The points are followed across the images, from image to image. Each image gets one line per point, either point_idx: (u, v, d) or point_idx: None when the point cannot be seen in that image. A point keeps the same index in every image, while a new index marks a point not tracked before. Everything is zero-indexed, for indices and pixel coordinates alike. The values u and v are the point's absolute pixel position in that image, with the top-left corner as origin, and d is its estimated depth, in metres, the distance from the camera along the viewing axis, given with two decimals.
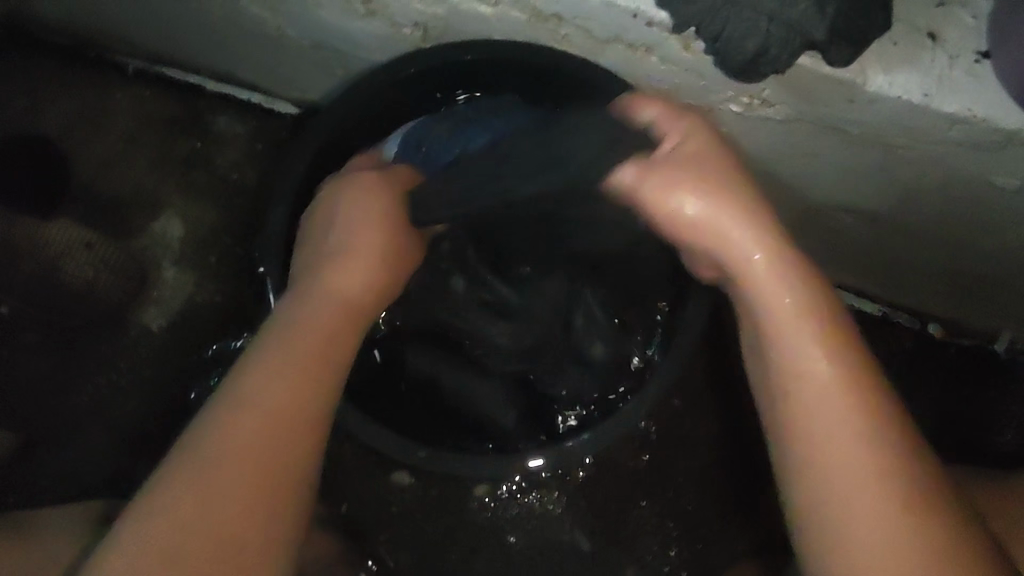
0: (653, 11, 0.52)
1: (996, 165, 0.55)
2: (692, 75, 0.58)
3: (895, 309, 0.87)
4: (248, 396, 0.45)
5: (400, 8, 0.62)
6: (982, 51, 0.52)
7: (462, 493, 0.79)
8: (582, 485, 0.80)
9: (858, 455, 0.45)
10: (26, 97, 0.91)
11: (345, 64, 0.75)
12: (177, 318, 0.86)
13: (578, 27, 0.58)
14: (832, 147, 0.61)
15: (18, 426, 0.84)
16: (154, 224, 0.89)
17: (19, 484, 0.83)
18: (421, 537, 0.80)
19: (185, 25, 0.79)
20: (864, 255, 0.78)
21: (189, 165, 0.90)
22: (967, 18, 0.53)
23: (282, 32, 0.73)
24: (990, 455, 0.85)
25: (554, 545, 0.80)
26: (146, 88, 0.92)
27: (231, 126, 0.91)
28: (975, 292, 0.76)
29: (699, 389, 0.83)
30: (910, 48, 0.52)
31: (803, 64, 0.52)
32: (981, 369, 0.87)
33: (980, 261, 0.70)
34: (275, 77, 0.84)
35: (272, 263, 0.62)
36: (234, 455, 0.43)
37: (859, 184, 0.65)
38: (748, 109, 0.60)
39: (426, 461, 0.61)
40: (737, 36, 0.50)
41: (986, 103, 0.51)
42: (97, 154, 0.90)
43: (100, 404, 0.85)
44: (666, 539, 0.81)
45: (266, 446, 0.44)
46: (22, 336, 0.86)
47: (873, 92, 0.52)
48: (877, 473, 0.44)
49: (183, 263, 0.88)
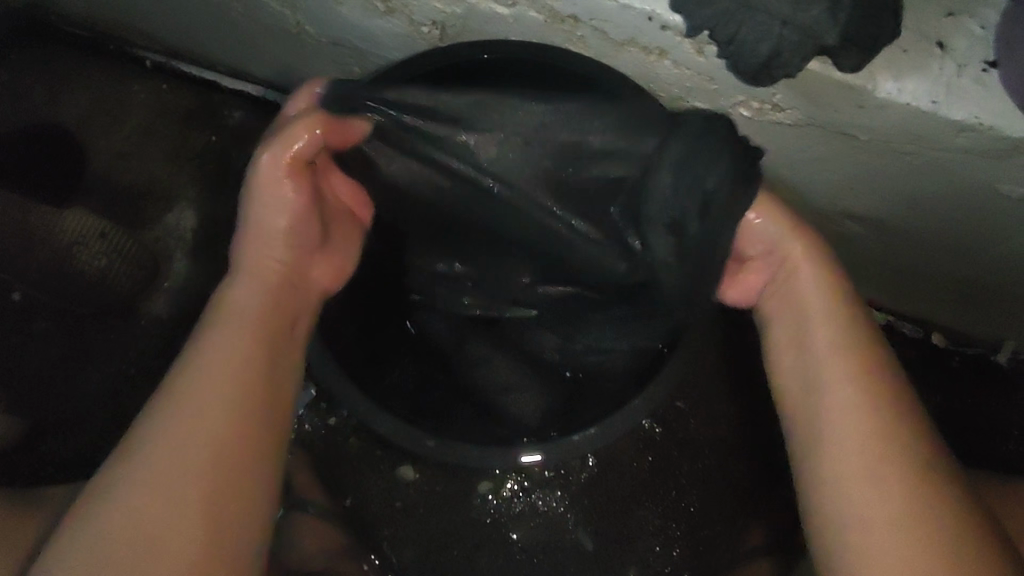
0: (668, 15, 0.53)
1: (1002, 173, 0.56)
2: (704, 79, 0.59)
3: (898, 317, 0.88)
4: (193, 387, 0.49)
5: (419, 6, 0.63)
6: (990, 61, 0.53)
7: (466, 489, 0.80)
8: (587, 483, 0.81)
9: (861, 456, 0.48)
10: (45, 88, 0.92)
11: (361, 62, 0.76)
12: (188, 309, 0.87)
13: (594, 29, 0.59)
14: (841, 152, 0.62)
15: (27, 412, 0.85)
16: (168, 216, 0.90)
17: (24, 469, 0.83)
18: (424, 532, 0.80)
19: (204, 20, 0.80)
20: (868, 262, 0.79)
21: (203, 159, 0.91)
22: (975, 28, 0.54)
23: (301, 29, 0.74)
24: (995, 463, 0.85)
25: (557, 543, 0.81)
26: (163, 83, 0.93)
27: (246, 121, 0.92)
28: (977, 301, 0.77)
29: (702, 393, 0.84)
30: (919, 56, 0.53)
31: (814, 69, 0.53)
32: (982, 378, 0.87)
33: (983, 269, 0.71)
34: (291, 74, 0.86)
35: None
36: (187, 442, 0.47)
37: (864, 192, 0.66)
38: (758, 114, 0.61)
39: (436, 449, 0.62)
40: (750, 40, 0.51)
41: (993, 111, 0.52)
42: (113, 146, 0.92)
43: (109, 391, 0.85)
44: (667, 539, 0.81)
45: (202, 435, 0.48)
46: (34, 324, 0.87)
47: (882, 98, 0.53)
48: (900, 485, 0.46)
49: (195, 255, 0.89)
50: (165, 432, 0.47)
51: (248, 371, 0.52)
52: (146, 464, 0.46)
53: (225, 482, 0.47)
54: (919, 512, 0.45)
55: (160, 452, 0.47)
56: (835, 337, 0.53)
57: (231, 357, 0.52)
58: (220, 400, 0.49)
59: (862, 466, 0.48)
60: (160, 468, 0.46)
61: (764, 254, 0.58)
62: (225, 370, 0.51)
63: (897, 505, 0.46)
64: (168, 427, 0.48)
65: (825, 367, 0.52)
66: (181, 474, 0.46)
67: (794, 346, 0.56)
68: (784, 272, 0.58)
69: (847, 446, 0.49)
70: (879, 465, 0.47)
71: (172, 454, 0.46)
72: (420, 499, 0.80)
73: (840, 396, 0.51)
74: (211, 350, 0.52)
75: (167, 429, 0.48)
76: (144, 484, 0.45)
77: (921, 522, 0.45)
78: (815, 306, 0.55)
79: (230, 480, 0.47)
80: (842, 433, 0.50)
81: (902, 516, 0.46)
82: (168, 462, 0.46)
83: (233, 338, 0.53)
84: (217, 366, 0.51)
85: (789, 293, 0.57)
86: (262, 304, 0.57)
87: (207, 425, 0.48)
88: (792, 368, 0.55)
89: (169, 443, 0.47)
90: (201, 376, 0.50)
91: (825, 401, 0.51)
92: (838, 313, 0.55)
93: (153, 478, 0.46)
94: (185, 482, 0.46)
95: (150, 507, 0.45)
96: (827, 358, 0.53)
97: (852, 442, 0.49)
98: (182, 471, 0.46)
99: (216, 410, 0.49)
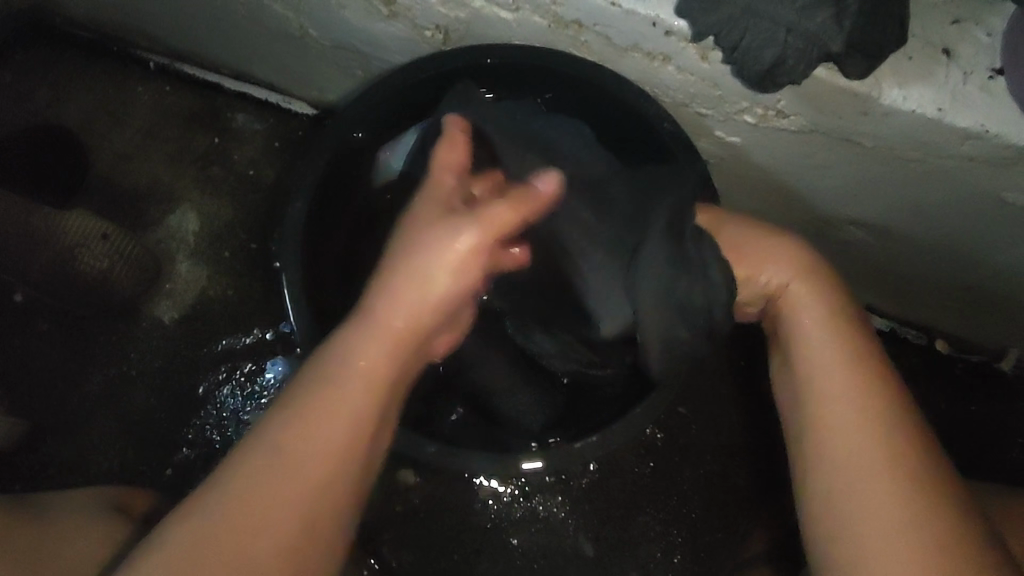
0: (672, 20, 0.53)
1: (1008, 181, 0.56)
2: (708, 85, 0.59)
3: (902, 324, 0.88)
4: (290, 427, 0.43)
5: (423, 10, 0.63)
6: (996, 68, 0.53)
7: (467, 494, 0.81)
8: (587, 489, 0.82)
9: (860, 468, 0.47)
10: (49, 89, 0.92)
11: (364, 65, 0.76)
12: (189, 311, 0.87)
13: (598, 34, 0.59)
14: (846, 158, 0.61)
15: (27, 414, 0.84)
16: (170, 218, 0.90)
17: (25, 469, 0.83)
18: (424, 537, 0.80)
19: (208, 23, 0.80)
20: (873, 268, 0.78)
21: (206, 161, 0.91)
22: (981, 35, 0.54)
23: (304, 32, 0.74)
24: (994, 472, 0.85)
25: (557, 549, 0.80)
26: (166, 85, 0.93)
27: (249, 124, 0.92)
28: (982, 309, 0.77)
29: (703, 399, 0.84)
30: (925, 62, 0.53)
31: (818, 75, 0.53)
32: (986, 385, 0.87)
33: (990, 277, 0.70)
34: (294, 77, 0.85)
35: (288, 257, 0.63)
36: (277, 482, 0.42)
37: (867, 199, 0.66)
38: (762, 120, 0.61)
39: (436, 455, 0.62)
40: (755, 46, 0.51)
41: (999, 119, 0.52)
42: (115, 148, 0.92)
43: (109, 393, 0.85)
44: (668, 546, 0.81)
45: (293, 481, 0.42)
46: (36, 325, 0.87)
47: (888, 105, 0.53)
48: (898, 496, 0.46)
49: (197, 257, 0.89)
50: (250, 468, 0.42)
51: (354, 435, 0.44)
52: (229, 497, 0.41)
53: (312, 529, 0.42)
54: (915, 519, 0.45)
55: (246, 486, 0.42)
56: (836, 350, 0.52)
57: (340, 420, 0.44)
58: (326, 446, 0.43)
59: (861, 474, 0.47)
60: (236, 509, 0.41)
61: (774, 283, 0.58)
62: (328, 430, 0.43)
63: (894, 515, 0.45)
64: (255, 462, 0.42)
65: (824, 380, 0.51)
66: (269, 518, 0.41)
67: (788, 360, 0.55)
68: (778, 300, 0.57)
69: (845, 456, 0.48)
70: (878, 473, 0.47)
71: (260, 490, 0.41)
72: (421, 503, 0.81)
73: (838, 407, 0.50)
74: (316, 404, 0.44)
75: (253, 464, 0.42)
76: (227, 518, 0.41)
77: (917, 529, 0.44)
78: (808, 325, 0.54)
79: (314, 532, 0.42)
80: (842, 445, 0.49)
81: (900, 526, 0.45)
82: (250, 501, 0.41)
83: (348, 394, 0.45)
84: (322, 406, 0.44)
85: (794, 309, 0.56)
86: (388, 357, 0.47)
87: (302, 470, 0.42)
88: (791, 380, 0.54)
89: (255, 482, 0.42)
90: (303, 415, 0.43)
91: (823, 412, 0.51)
92: (831, 328, 0.54)
93: (233, 515, 0.41)
94: (266, 524, 0.41)
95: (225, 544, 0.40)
96: (829, 368, 0.52)
97: (852, 453, 0.48)
98: (252, 542, 0.40)
99: (301, 479, 0.42)
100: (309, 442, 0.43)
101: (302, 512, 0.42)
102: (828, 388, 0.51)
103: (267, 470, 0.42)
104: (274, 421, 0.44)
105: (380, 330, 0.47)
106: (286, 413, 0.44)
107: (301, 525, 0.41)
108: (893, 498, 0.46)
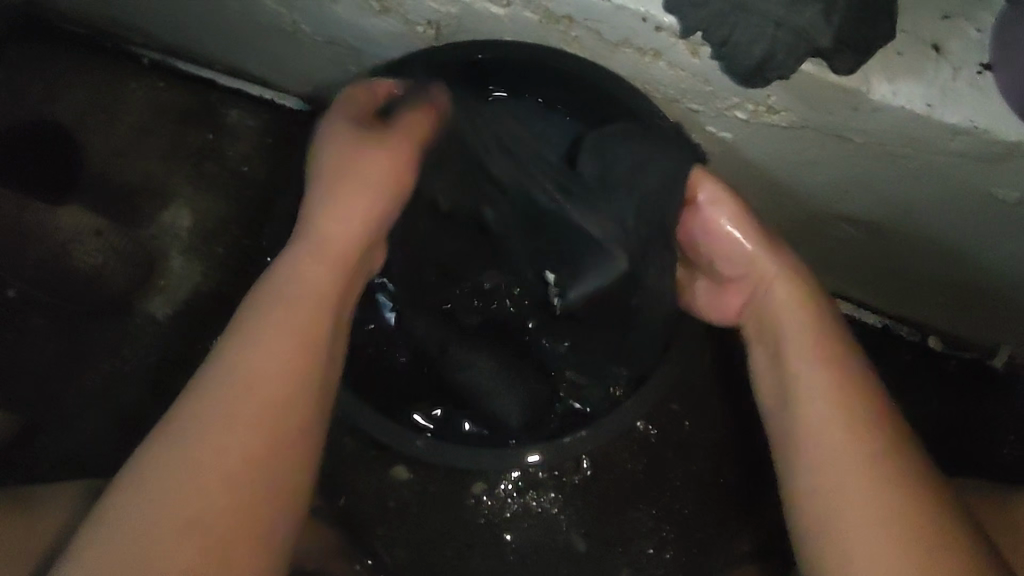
0: (662, 16, 0.53)
1: (996, 176, 0.56)
2: (698, 80, 0.59)
3: (895, 320, 0.88)
4: (241, 367, 0.49)
5: (414, 6, 0.63)
6: (985, 64, 0.53)
7: (460, 490, 0.80)
8: (581, 485, 0.81)
9: (846, 459, 0.49)
10: (43, 86, 0.92)
11: (357, 62, 0.76)
12: (182, 307, 0.87)
13: (589, 29, 0.59)
14: (838, 156, 0.61)
15: (20, 410, 0.84)
16: (164, 214, 0.90)
17: (18, 465, 0.83)
18: (418, 533, 0.80)
19: (200, 17, 0.80)
20: (866, 264, 0.78)
21: (200, 157, 0.91)
22: (971, 31, 0.54)
23: (297, 28, 0.74)
24: (987, 469, 0.85)
25: (550, 546, 0.80)
26: (159, 80, 0.93)
27: (242, 119, 0.92)
28: (974, 305, 0.77)
29: (698, 396, 0.84)
30: (915, 58, 0.53)
31: (808, 71, 0.53)
32: (980, 381, 0.87)
33: (981, 273, 0.70)
34: (288, 73, 0.85)
35: (280, 252, 0.63)
36: (238, 410, 0.47)
37: (862, 194, 0.65)
38: (753, 116, 0.61)
39: (425, 450, 0.62)
40: (744, 41, 0.51)
41: (988, 115, 0.52)
42: (109, 143, 0.92)
43: (103, 388, 0.85)
44: (661, 542, 0.81)
45: (259, 415, 0.48)
46: (30, 321, 0.86)
47: (877, 101, 0.53)
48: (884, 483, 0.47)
49: (191, 253, 0.89)
50: (204, 408, 0.47)
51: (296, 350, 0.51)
52: (187, 432, 0.46)
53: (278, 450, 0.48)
54: (902, 514, 0.46)
55: (212, 420, 0.47)
56: (814, 342, 0.55)
57: (281, 348, 0.51)
58: (279, 378, 0.49)
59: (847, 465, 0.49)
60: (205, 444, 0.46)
61: (750, 274, 0.61)
62: (272, 362, 0.50)
63: (889, 511, 0.46)
64: (216, 396, 0.48)
65: (802, 368, 0.55)
66: (238, 437, 0.47)
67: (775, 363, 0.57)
68: (757, 297, 0.61)
69: (825, 442, 0.51)
70: (857, 462, 0.49)
71: (224, 421, 0.47)
72: (414, 499, 0.81)
73: (814, 404, 0.52)
74: (266, 335, 0.51)
75: (212, 401, 0.48)
76: (193, 446, 0.46)
77: (900, 520, 0.46)
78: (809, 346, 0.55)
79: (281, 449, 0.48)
80: (827, 440, 0.51)
81: (881, 516, 0.46)
82: (210, 438, 0.46)
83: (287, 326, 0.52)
84: (266, 349, 0.50)
85: (768, 300, 0.60)
86: (327, 293, 0.55)
87: (257, 399, 0.48)
88: (778, 393, 0.56)
89: (213, 418, 0.47)
90: (252, 359, 0.49)
91: (803, 411, 0.53)
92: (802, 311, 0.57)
93: (198, 450, 0.46)
94: (235, 445, 0.46)
95: (191, 466, 0.45)
96: (805, 361, 0.55)
97: (831, 446, 0.50)
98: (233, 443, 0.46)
99: (256, 399, 0.48)
100: (263, 379, 0.49)
101: (267, 430, 0.48)
102: (809, 388, 0.53)
103: (233, 398, 0.48)
104: (210, 380, 0.49)
105: (315, 254, 0.56)
106: (237, 353, 0.50)
107: (263, 444, 0.47)
108: (872, 484, 0.48)
